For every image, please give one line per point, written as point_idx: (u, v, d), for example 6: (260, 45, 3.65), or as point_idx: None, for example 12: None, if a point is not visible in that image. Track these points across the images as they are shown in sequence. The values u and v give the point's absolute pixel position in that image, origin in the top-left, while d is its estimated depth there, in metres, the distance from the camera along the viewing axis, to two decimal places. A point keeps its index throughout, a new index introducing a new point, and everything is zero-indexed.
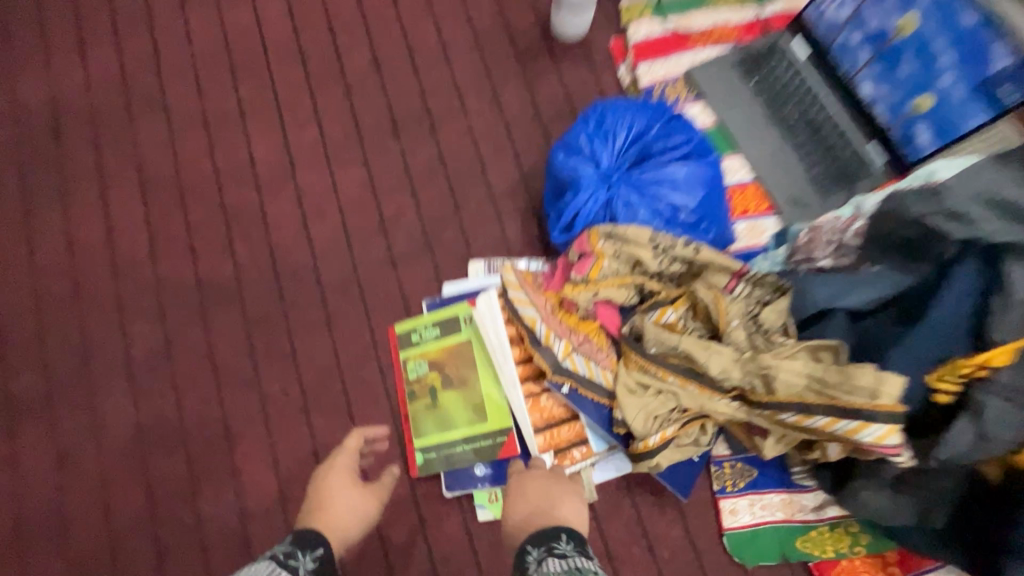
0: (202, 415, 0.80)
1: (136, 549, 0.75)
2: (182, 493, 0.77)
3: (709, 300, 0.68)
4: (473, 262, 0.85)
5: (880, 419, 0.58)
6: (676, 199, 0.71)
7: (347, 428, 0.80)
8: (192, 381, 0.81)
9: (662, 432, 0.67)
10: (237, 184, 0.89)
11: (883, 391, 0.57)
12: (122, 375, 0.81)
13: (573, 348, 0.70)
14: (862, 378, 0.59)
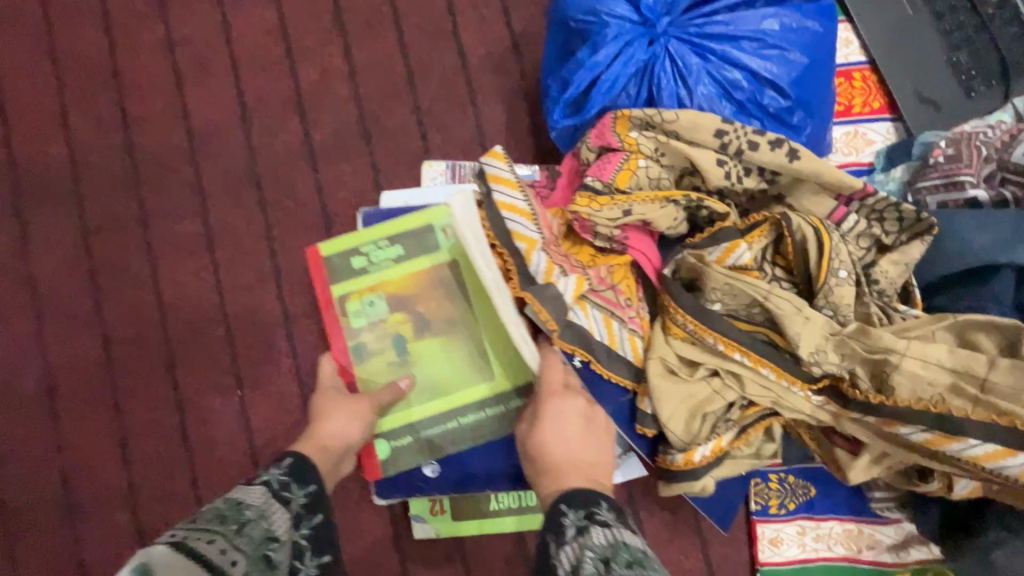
0: (13, 364, 0.54)
1: None
2: None
3: (809, 235, 0.41)
4: (429, 164, 0.57)
5: None
6: (761, 70, 0.43)
7: (231, 394, 0.55)
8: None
9: (716, 441, 0.44)
10: (74, 20, 0.58)
11: None
12: None
13: (587, 295, 0.44)
14: None
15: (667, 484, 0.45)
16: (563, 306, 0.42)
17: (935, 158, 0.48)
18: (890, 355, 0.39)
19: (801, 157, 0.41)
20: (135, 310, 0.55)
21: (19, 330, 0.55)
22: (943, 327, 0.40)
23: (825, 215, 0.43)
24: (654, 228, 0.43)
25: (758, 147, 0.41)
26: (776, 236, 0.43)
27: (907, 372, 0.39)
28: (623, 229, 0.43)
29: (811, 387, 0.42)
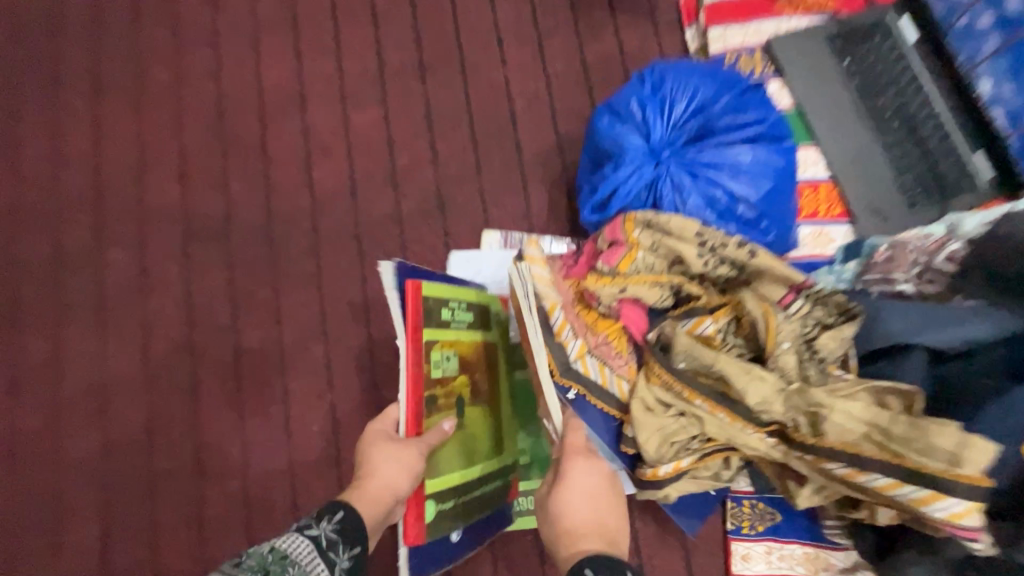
0: (169, 358, 0.73)
1: (80, 491, 0.70)
2: (137, 440, 0.71)
3: (758, 314, 0.56)
4: (488, 232, 0.75)
5: (960, 492, 0.46)
6: (735, 188, 0.60)
7: (323, 395, 0.72)
8: (162, 320, 0.74)
9: (676, 462, 0.58)
10: (239, 110, 0.80)
11: (967, 458, 0.46)
12: (91, 303, 0.74)
13: (588, 349, 0.59)
14: (942, 438, 0.47)
15: (641, 490, 0.60)
16: (564, 357, 0.58)
17: (875, 258, 0.63)
18: (817, 407, 0.52)
19: (758, 256, 0.56)
20: (260, 328, 0.73)
21: (175, 337, 0.73)
22: (862, 389, 0.53)
23: (777, 299, 0.58)
24: (645, 302, 0.59)
25: (726, 247, 0.57)
26: (735, 314, 0.58)
27: (835, 421, 0.52)
28: (620, 300, 0.59)
29: (763, 429, 0.56)
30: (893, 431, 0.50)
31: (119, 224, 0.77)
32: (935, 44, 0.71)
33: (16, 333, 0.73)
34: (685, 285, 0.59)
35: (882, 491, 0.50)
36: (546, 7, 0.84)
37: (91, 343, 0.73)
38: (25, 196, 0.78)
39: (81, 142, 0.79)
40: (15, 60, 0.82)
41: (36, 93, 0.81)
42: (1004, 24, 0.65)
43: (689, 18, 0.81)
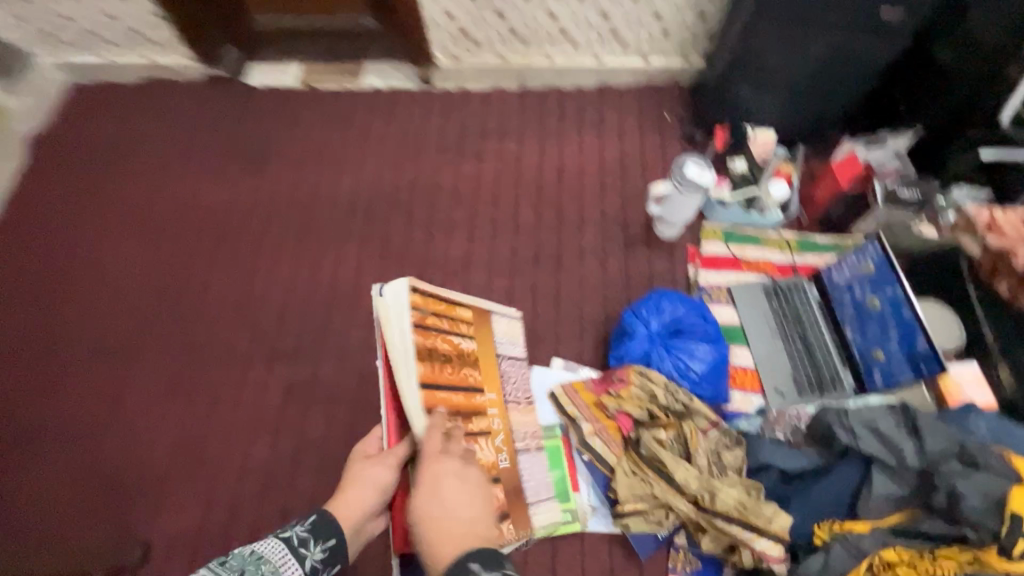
0: (369, 394, 1.31)
1: (306, 457, 1.25)
2: (342, 435, 1.27)
3: (689, 432, 1.09)
4: (556, 358, 1.32)
5: (771, 537, 0.95)
6: (690, 363, 1.16)
7: None
8: (370, 373, 1.34)
9: (634, 504, 1.07)
10: (433, 268, 1.46)
11: (775, 521, 0.95)
12: (335, 356, 1.36)
13: (598, 434, 1.15)
14: (766, 510, 0.96)
15: (617, 519, 1.09)
16: (582, 435, 1.15)
17: (772, 416, 1.14)
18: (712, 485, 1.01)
19: (694, 402, 1.13)
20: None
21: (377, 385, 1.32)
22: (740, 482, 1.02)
23: (703, 426, 1.11)
24: (631, 414, 1.13)
25: (677, 394, 1.13)
26: (677, 432, 1.10)
27: (721, 493, 1.00)
28: (619, 411, 1.15)
29: (685, 496, 1.03)
30: (746, 503, 0.98)
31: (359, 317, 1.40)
32: (826, 301, 1.26)
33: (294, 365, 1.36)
34: (654, 409, 1.13)
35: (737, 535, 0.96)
36: (610, 240, 1.48)
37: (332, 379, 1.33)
38: (313, 292, 1.44)
39: (348, 269, 1.47)
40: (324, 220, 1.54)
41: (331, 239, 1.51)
42: (856, 300, 1.18)
43: (692, 258, 1.41)
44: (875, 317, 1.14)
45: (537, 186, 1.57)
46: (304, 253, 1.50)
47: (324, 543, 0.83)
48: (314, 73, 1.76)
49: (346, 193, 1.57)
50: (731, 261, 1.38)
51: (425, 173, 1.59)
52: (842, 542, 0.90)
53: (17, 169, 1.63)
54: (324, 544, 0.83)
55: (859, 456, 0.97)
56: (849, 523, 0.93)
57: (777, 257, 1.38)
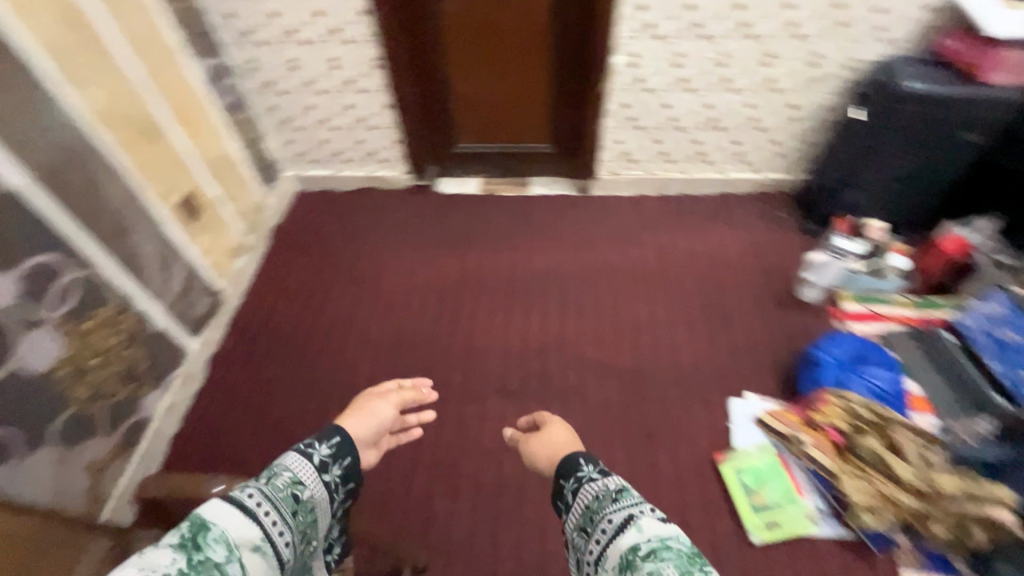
0: (577, 420, 1.54)
1: (535, 470, 1.45)
2: (564, 458, 1.47)
3: (896, 439, 1.33)
4: (748, 391, 1.57)
5: (994, 503, 1.17)
6: (879, 387, 1.43)
7: (659, 453, 1.47)
8: (577, 399, 1.58)
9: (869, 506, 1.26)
10: (627, 328, 1.73)
11: (997, 493, 1.17)
12: (547, 397, 1.58)
13: (813, 445, 1.37)
14: (987, 487, 1.19)
15: (851, 516, 1.27)
16: (801, 448, 1.38)
17: (955, 428, 1.38)
18: (924, 472, 1.26)
19: (897, 427, 1.35)
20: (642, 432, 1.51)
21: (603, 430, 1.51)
22: (951, 472, 1.25)
23: (916, 437, 1.34)
24: (841, 427, 1.38)
25: (889, 417, 1.37)
26: (884, 437, 1.34)
27: (942, 482, 1.23)
28: (828, 425, 1.39)
29: (910, 487, 1.26)
30: (971, 488, 1.20)
31: (596, 373, 1.63)
32: (964, 344, 1.56)
33: (513, 400, 1.58)
34: (863, 425, 1.37)
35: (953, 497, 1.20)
36: (765, 302, 1.81)
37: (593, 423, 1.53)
38: (517, 343, 1.71)
39: (546, 323, 1.76)
40: (525, 284, 1.88)
41: (528, 297, 1.84)
42: (993, 339, 1.49)
43: (838, 316, 1.75)
44: (1012, 350, 1.45)
45: (701, 270, 1.91)
46: (508, 306, 1.81)
47: (328, 441, 0.79)
48: (492, 184, 2.27)
49: (540, 269, 1.93)
50: (872, 315, 1.73)
51: (605, 257, 1.96)
52: None
53: (264, 251, 1.99)
54: (329, 442, 0.79)
55: None
56: None
57: (907, 311, 1.72)
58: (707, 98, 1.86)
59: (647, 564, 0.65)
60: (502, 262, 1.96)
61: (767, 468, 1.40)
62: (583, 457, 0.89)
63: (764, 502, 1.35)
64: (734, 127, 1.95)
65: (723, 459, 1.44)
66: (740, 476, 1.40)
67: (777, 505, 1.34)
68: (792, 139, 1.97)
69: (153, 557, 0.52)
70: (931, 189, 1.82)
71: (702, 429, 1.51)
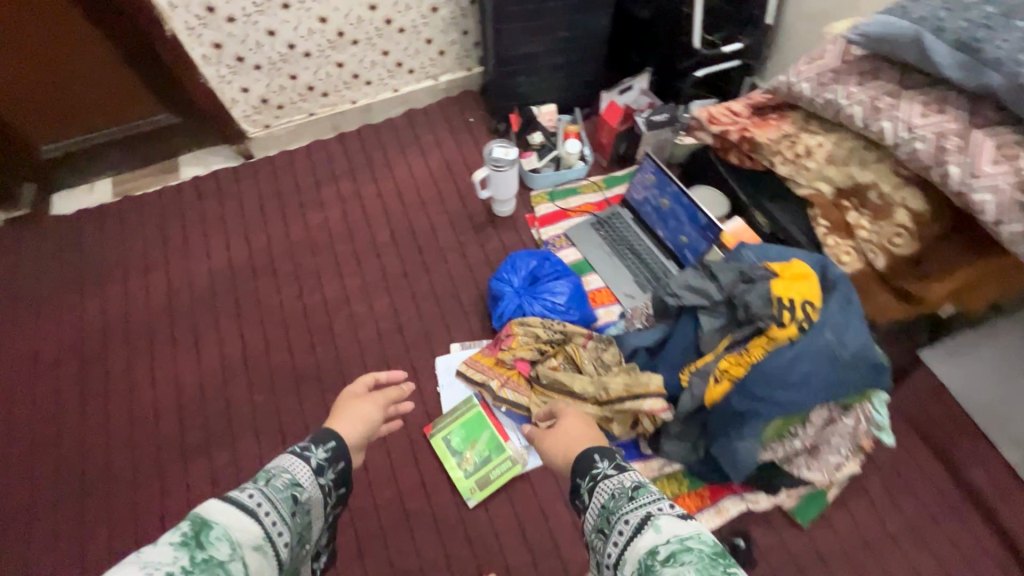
0: (273, 447, 1.36)
1: None
2: None
3: (573, 352, 1.31)
4: (453, 344, 1.47)
5: (652, 395, 1.17)
6: (556, 300, 1.37)
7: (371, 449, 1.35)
8: (269, 423, 1.39)
9: None
10: (317, 313, 1.54)
11: (652, 383, 1.18)
12: (236, 435, 1.38)
13: (502, 384, 1.32)
14: (644, 378, 1.20)
15: None
16: (492, 392, 1.32)
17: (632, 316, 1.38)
18: (602, 380, 1.23)
19: (572, 332, 1.34)
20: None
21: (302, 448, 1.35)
22: (621, 370, 1.24)
23: (584, 341, 1.32)
24: (527, 357, 1.32)
25: (566, 327, 1.34)
26: (566, 354, 1.32)
27: (611, 385, 1.22)
28: (515, 359, 1.33)
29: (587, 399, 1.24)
30: (633, 383, 1.20)
31: (288, 381, 1.45)
32: (638, 217, 1.55)
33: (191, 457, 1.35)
34: (544, 346, 1.33)
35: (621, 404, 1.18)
36: (462, 229, 1.66)
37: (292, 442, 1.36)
38: (189, 382, 1.45)
39: (222, 345, 1.50)
40: (190, 303, 1.57)
41: (193, 320, 1.54)
42: (655, 208, 1.49)
43: (532, 222, 1.64)
44: (669, 215, 1.45)
45: (392, 214, 1.70)
46: (172, 340, 1.51)
47: (323, 445, 0.82)
48: (127, 181, 1.79)
49: (205, 278, 1.61)
50: (561, 213, 1.64)
51: (280, 235, 1.68)
52: (699, 373, 1.12)
53: None
54: (323, 445, 0.82)
55: (690, 311, 1.22)
56: (731, 372, 1.05)
57: (593, 197, 1.66)
58: (318, 10, 1.52)
59: (666, 571, 0.58)
60: (158, 282, 1.60)
61: (472, 423, 1.34)
62: (599, 454, 0.80)
63: (472, 461, 1.30)
64: (371, 37, 1.64)
65: (431, 429, 1.35)
66: (449, 440, 1.33)
67: (484, 456, 1.30)
68: (443, 34, 1.72)
69: (156, 551, 0.56)
70: (589, 59, 1.72)
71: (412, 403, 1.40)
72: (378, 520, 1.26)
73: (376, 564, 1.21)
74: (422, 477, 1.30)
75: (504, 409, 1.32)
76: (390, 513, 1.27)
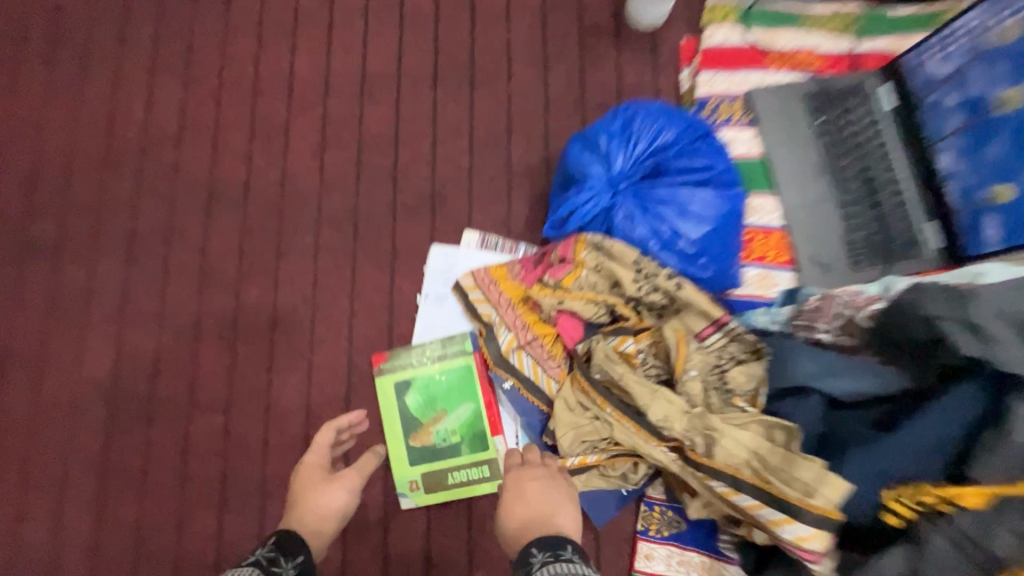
0: (144, 292, 0.84)
1: (57, 388, 0.82)
2: (110, 367, 0.82)
3: (674, 341, 0.64)
4: (467, 233, 0.83)
5: (807, 518, 0.54)
6: (681, 226, 0.66)
7: (283, 357, 0.82)
8: (147, 251, 0.86)
9: (583, 457, 0.67)
10: (272, 97, 0.90)
11: (818, 492, 0.53)
12: (97, 252, 0.86)
13: (519, 343, 0.71)
14: (804, 472, 0.54)
15: None
16: (497, 349, 0.72)
17: (809, 306, 0.67)
18: (713, 431, 0.60)
19: (685, 290, 0.65)
20: (257, 310, 0.83)
21: (185, 309, 0.84)
22: (754, 421, 0.60)
23: (697, 330, 0.64)
24: (581, 316, 0.68)
25: (682, 288, 0.65)
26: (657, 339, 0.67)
27: (721, 445, 0.59)
28: (559, 311, 0.69)
29: (663, 442, 0.63)
30: (774, 468, 0.56)
31: (194, 194, 0.87)
32: (908, 111, 0.73)
33: (28, 260, 0.86)
34: (619, 306, 0.67)
35: (726, 496, 0.59)
36: (557, 27, 0.90)
37: (173, 293, 0.84)
38: (54, 141, 0.89)
39: (115, 96, 0.91)
40: (86, 6, 0.93)
41: (83, 37, 0.92)
42: (968, 104, 0.68)
43: (687, 58, 0.86)
44: (1002, 130, 0.65)
45: None
46: (44, 59, 0.92)
47: (293, 560, 0.57)
48: None
49: None
50: (751, 56, 0.82)
51: None
52: (944, 531, 0.50)
53: None
54: (295, 560, 0.57)
55: (985, 375, 0.53)
56: None
57: (827, 43, 0.83)
58: None
59: None
60: None
61: (450, 381, 0.78)
62: (536, 543, 0.56)
63: (429, 441, 0.77)
64: None
65: (384, 362, 0.80)
66: (405, 392, 0.78)
67: (449, 442, 0.76)
68: None
69: None
70: None
71: (370, 305, 0.83)
72: (263, 466, 0.79)
73: (241, 526, 0.78)
74: None
75: (509, 388, 0.71)
76: (282, 465, 0.79)
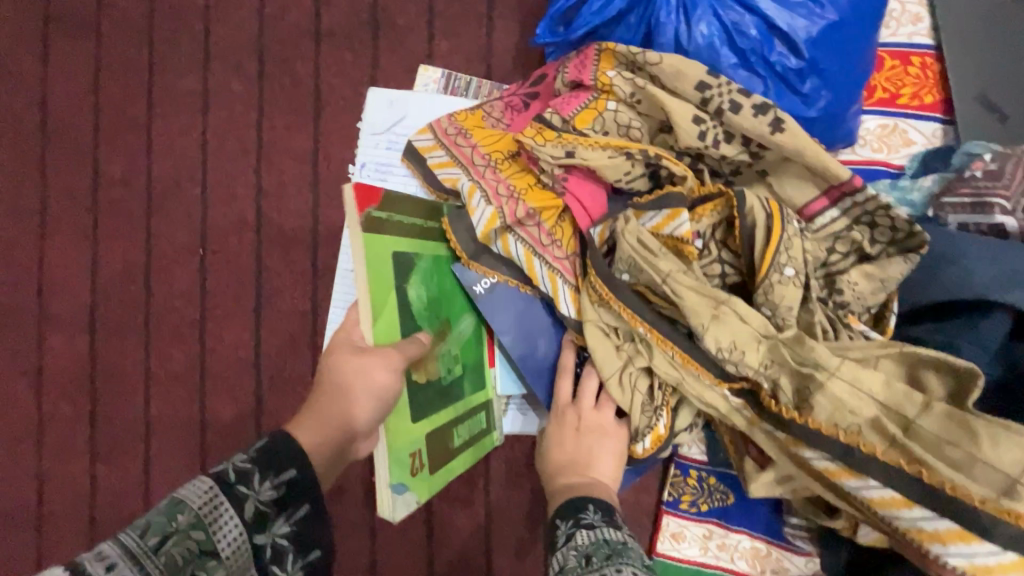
0: None
1: None
2: None
3: (761, 220, 0.37)
4: (424, 70, 0.55)
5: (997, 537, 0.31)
6: (773, 18, 0.38)
7: (165, 254, 0.58)
8: None
9: (654, 432, 0.43)
10: None
11: (1022, 488, 0.31)
12: None
13: (504, 224, 0.44)
14: (998, 453, 0.32)
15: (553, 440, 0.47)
16: (473, 234, 0.45)
17: (972, 172, 0.41)
18: (816, 372, 0.35)
19: (785, 131, 0.37)
20: (125, 188, 0.58)
21: (24, 185, 0.59)
22: (888, 355, 0.35)
23: (800, 206, 0.40)
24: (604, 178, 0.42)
25: (781, 129, 0.37)
26: (728, 217, 0.39)
27: (830, 395, 0.35)
28: (567, 169, 0.42)
29: (726, 386, 0.39)
30: (938, 445, 0.33)
31: (22, 12, 0.59)
32: None
33: None
34: (665, 159, 0.40)
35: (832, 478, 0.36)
36: None
37: (3, 162, 0.59)
38: None
39: None
40: None
41: None
42: None
43: None
44: None
45: None
46: None
47: (273, 480, 0.33)
48: None
49: None
50: None
51: None
52: None
53: None
54: (275, 481, 0.33)
55: None
56: None
57: None
58: None
59: None
60: None
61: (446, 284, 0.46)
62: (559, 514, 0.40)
63: (432, 372, 0.45)
64: None
65: (379, 209, 0.41)
66: (408, 280, 0.43)
67: (453, 376, 0.46)
68: None
69: None
70: None
71: (284, 180, 0.57)
72: (146, 403, 0.57)
73: (118, 481, 0.57)
74: (257, 354, 0.56)
75: (485, 292, 0.46)
76: (172, 403, 0.57)
